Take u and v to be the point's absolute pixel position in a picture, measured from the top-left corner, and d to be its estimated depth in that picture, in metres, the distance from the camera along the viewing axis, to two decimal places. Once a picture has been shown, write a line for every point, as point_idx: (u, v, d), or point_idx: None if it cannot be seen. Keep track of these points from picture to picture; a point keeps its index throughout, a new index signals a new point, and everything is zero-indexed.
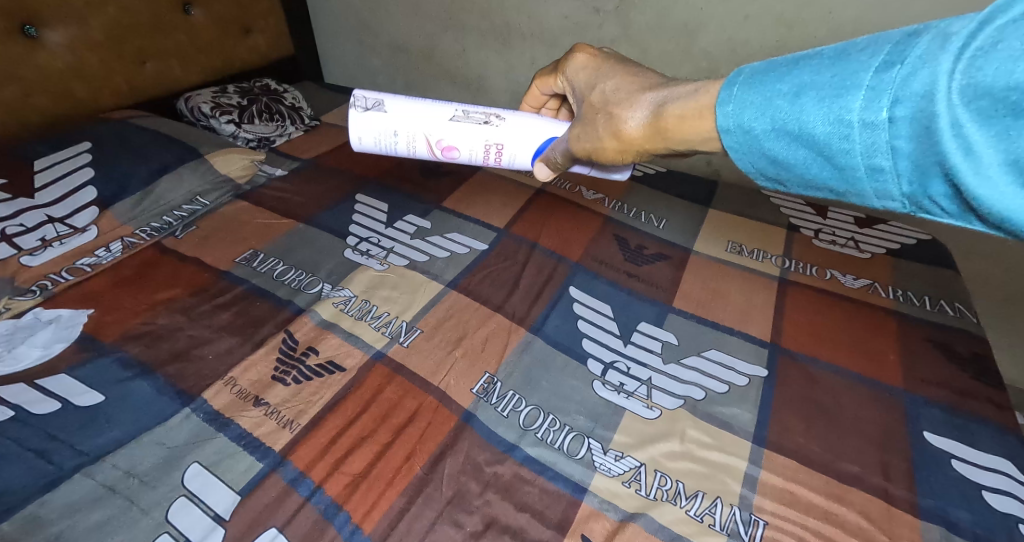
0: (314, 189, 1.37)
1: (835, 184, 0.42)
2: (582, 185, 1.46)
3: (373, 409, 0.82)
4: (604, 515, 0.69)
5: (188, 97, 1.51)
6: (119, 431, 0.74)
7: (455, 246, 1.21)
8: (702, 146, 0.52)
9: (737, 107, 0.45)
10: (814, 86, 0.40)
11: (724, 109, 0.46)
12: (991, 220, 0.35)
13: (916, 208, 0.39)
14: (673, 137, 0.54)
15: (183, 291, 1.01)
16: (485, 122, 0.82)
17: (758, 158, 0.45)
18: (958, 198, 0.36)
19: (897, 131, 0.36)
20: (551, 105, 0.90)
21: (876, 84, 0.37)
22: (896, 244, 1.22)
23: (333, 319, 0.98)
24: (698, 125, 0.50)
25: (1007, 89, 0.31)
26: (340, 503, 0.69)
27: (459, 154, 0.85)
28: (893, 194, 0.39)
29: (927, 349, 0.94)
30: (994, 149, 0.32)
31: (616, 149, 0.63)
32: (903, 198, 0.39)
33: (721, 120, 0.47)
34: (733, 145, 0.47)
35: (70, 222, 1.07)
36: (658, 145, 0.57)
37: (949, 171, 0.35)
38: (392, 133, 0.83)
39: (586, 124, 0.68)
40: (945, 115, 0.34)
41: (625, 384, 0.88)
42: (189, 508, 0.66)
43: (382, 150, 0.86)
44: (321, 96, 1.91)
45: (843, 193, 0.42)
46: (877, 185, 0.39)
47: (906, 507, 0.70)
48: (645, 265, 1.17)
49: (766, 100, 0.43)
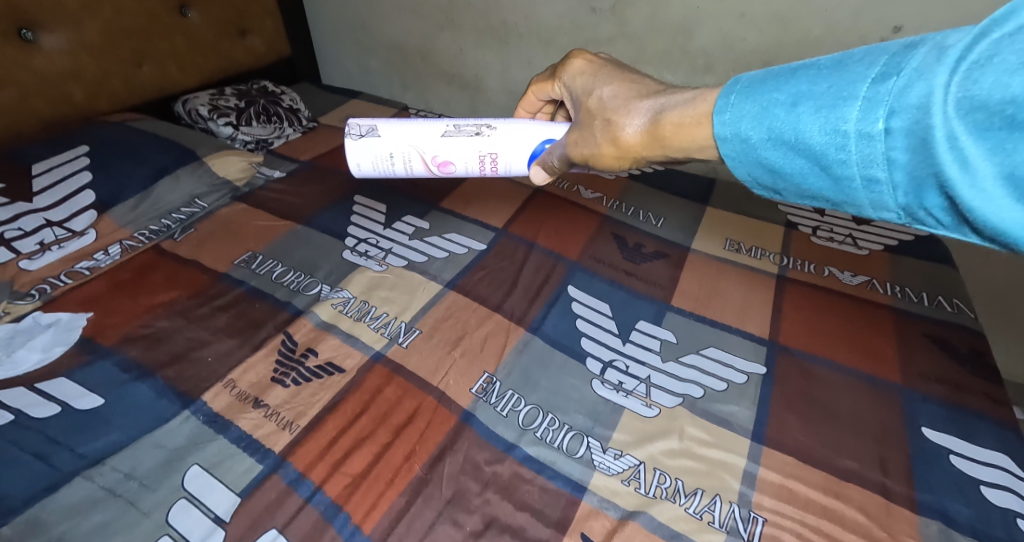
0: (312, 190, 1.38)
1: (831, 195, 0.41)
2: (580, 185, 1.46)
3: (372, 409, 0.82)
4: (603, 513, 0.70)
5: (186, 100, 1.51)
6: (119, 434, 0.74)
7: (454, 247, 1.21)
8: (698, 154, 0.52)
9: (734, 116, 0.45)
10: (811, 96, 0.40)
11: (722, 118, 0.46)
12: (989, 235, 0.34)
13: (911, 220, 0.39)
14: (672, 145, 0.53)
15: (182, 294, 1.01)
16: (478, 133, 0.81)
17: (755, 168, 0.45)
18: (953, 210, 0.35)
19: (893, 142, 0.36)
20: (546, 109, 0.90)
21: (873, 95, 0.36)
22: (894, 240, 1.22)
23: (332, 320, 0.98)
24: (697, 133, 0.50)
25: (1003, 102, 0.31)
26: (340, 503, 0.69)
27: (456, 168, 0.84)
28: (889, 206, 0.38)
29: (925, 345, 0.94)
30: (989, 162, 0.32)
31: (614, 156, 0.62)
32: (899, 209, 0.38)
33: (718, 128, 0.46)
34: (730, 154, 0.46)
35: (68, 226, 1.07)
36: (656, 153, 0.56)
37: (945, 183, 0.34)
38: (388, 155, 0.82)
39: (584, 129, 0.66)
40: (940, 127, 0.33)
41: (624, 383, 0.89)
42: (189, 510, 0.66)
43: (380, 174, 0.85)
44: (318, 97, 1.91)
45: (839, 204, 0.42)
46: (873, 197, 0.38)
47: (905, 503, 0.70)
48: (644, 263, 1.17)
49: (764, 110, 0.43)
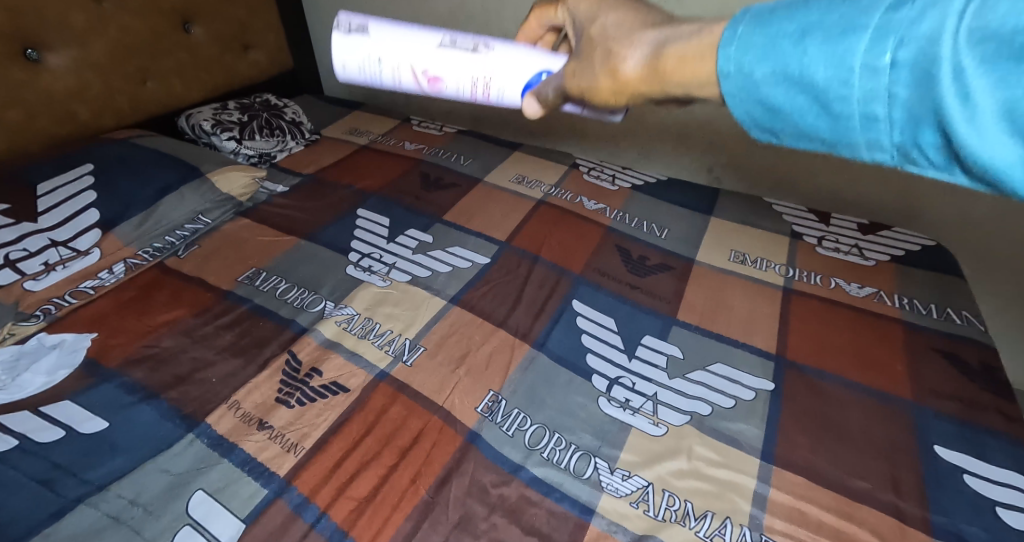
0: (315, 205, 1.38)
1: (828, 135, 0.38)
2: (583, 196, 1.46)
3: (377, 430, 0.81)
4: (612, 538, 0.69)
5: (189, 114, 1.51)
6: (123, 458, 0.74)
7: (457, 261, 1.21)
8: (699, 93, 0.45)
9: (738, 47, 0.40)
10: (820, 25, 0.36)
11: (725, 51, 0.41)
12: (980, 175, 0.32)
13: (903, 161, 0.36)
14: (672, 82, 0.45)
15: (186, 312, 1.01)
16: (472, 49, 0.68)
17: (753, 107, 0.41)
18: (946, 147, 0.33)
19: (897, 76, 0.33)
20: (548, 38, 0.74)
21: (884, 23, 0.33)
22: (901, 251, 1.21)
23: (336, 338, 0.98)
24: (701, 68, 0.43)
25: (1015, 30, 0.28)
26: (346, 529, 0.68)
27: (446, 88, 0.71)
28: (883, 145, 0.36)
29: (934, 359, 0.93)
30: (992, 96, 0.29)
31: (611, 90, 0.52)
32: (893, 149, 0.36)
33: (721, 62, 0.41)
34: (730, 93, 0.41)
35: (72, 246, 1.04)
36: (657, 90, 0.48)
37: (943, 120, 0.32)
38: (376, 59, 0.69)
39: (583, 58, 0.55)
40: (948, 57, 0.31)
41: (631, 400, 0.88)
42: (194, 538, 0.65)
43: (368, 82, 0.72)
44: (320, 110, 1.92)
45: (833, 145, 0.39)
46: (868, 136, 0.36)
47: (919, 524, 0.69)
48: (648, 276, 1.17)
49: (768, 39, 0.38)
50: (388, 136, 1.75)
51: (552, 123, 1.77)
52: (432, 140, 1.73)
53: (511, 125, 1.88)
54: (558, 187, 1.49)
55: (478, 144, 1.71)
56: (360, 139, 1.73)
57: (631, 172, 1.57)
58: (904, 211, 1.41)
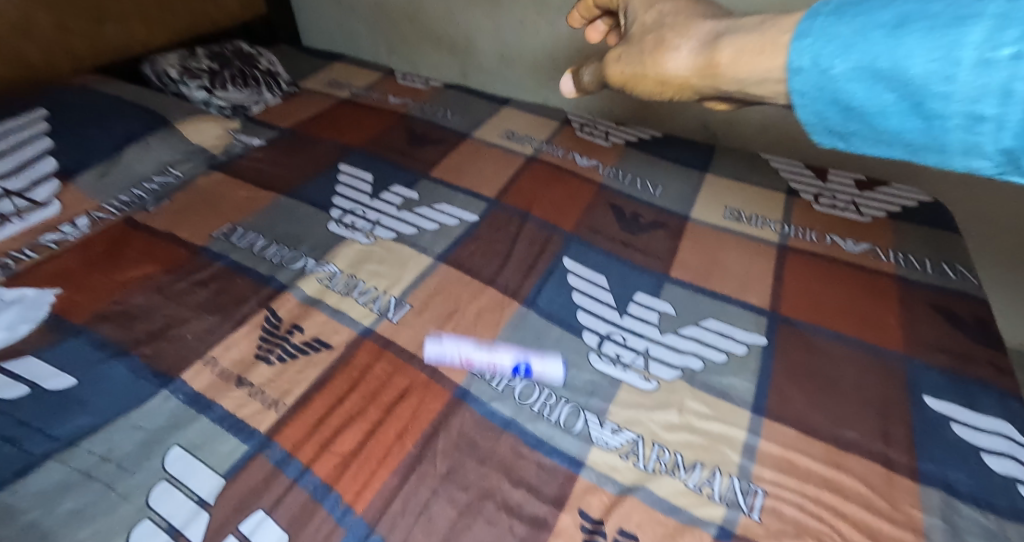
0: (294, 160, 1.31)
1: (912, 139, 0.31)
2: (575, 152, 1.40)
3: (362, 387, 0.79)
4: (601, 489, 0.68)
5: (154, 61, 1.42)
6: (94, 415, 0.71)
7: (444, 218, 1.16)
8: (756, 90, 0.40)
9: (815, 39, 0.34)
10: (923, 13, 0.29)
11: (802, 43, 0.35)
12: None
13: (1013, 172, 0.29)
14: (726, 77, 0.41)
15: (158, 268, 0.96)
16: None
17: (824, 109, 0.34)
18: None
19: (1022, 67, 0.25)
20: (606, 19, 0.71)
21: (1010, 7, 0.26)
22: (898, 207, 1.19)
23: (318, 295, 0.94)
24: (765, 62, 0.37)
25: None
26: (330, 483, 0.66)
27: None
28: (986, 153, 0.28)
29: (927, 314, 0.92)
30: None
31: (658, 79, 0.48)
32: (999, 157, 0.28)
33: (793, 55, 0.35)
34: (800, 90, 0.35)
35: (29, 196, 0.98)
36: (708, 87, 0.44)
37: None
38: None
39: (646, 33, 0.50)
40: None
41: (622, 356, 0.86)
42: (171, 493, 0.63)
43: None
44: (299, 61, 1.81)
45: (918, 150, 0.32)
46: (968, 141, 0.28)
47: (907, 472, 0.69)
48: (641, 233, 1.14)
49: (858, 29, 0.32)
50: (371, 90, 1.66)
51: (544, 77, 1.69)
52: (418, 94, 1.64)
53: (500, 79, 1.78)
54: (549, 143, 1.44)
55: (466, 99, 1.63)
56: (341, 92, 1.64)
57: (626, 129, 1.52)
58: (903, 168, 1.38)
